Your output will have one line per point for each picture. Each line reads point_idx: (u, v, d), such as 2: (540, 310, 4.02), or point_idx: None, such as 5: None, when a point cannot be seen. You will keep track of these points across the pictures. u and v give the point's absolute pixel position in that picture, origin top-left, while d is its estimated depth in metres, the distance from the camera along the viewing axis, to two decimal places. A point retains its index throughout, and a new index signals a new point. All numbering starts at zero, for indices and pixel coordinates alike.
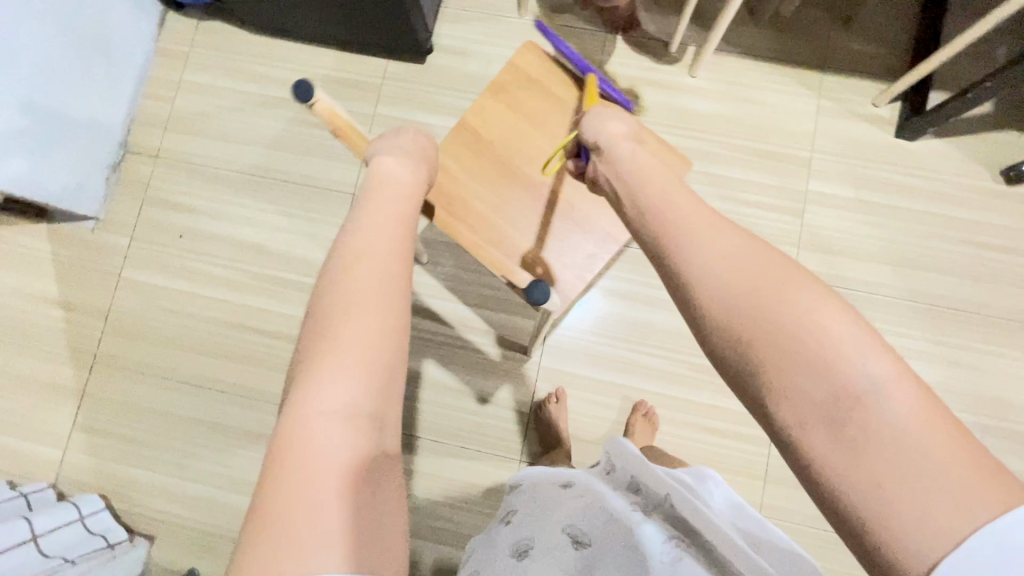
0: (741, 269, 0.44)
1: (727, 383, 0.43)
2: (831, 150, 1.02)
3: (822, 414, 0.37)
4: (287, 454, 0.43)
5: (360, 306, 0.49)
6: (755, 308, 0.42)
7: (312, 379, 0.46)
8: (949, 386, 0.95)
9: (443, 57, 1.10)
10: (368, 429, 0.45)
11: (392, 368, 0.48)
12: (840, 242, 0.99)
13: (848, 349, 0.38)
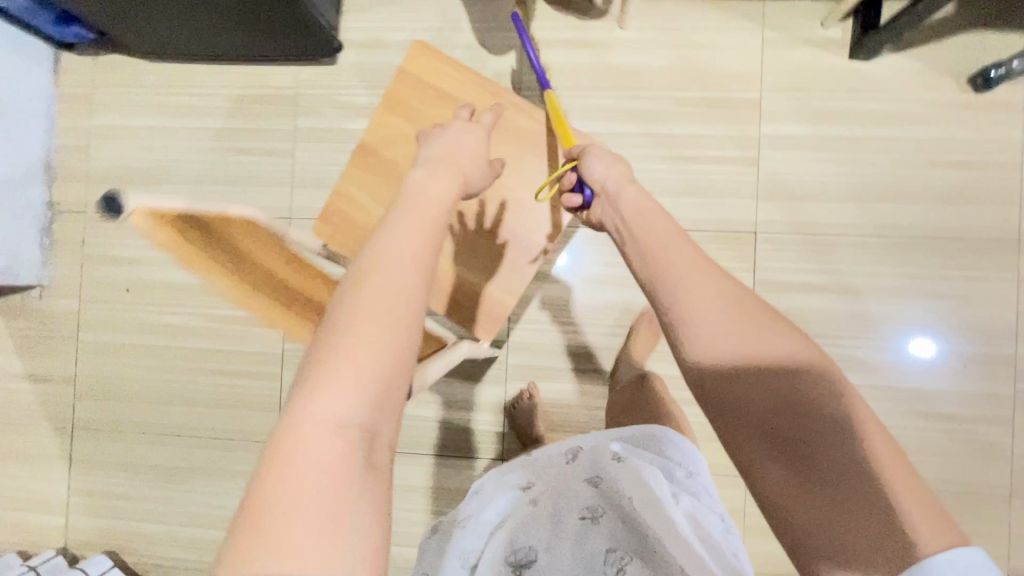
0: (747, 320, 0.44)
1: (708, 412, 0.45)
2: (781, 86, 0.94)
3: (792, 448, 0.41)
4: (282, 451, 0.38)
5: (372, 302, 0.42)
6: (757, 359, 0.43)
7: (309, 381, 0.40)
8: (925, 319, 0.92)
9: (354, 53, 1.02)
10: (359, 442, 0.39)
11: (399, 377, 0.41)
12: (800, 186, 0.94)
13: (822, 391, 0.42)
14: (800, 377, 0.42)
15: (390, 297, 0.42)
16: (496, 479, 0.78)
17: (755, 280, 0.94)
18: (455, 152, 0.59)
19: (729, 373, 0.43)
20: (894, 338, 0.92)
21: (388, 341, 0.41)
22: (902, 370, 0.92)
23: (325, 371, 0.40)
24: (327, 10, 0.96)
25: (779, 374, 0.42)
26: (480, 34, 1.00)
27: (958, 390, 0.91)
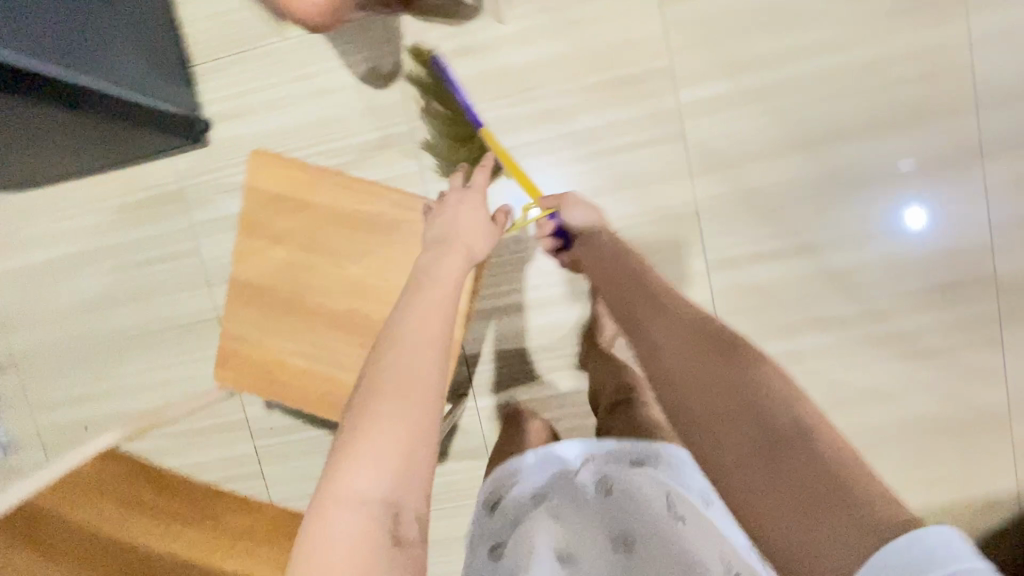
0: (691, 322, 0.56)
1: (678, 415, 0.52)
2: (688, 44, 0.84)
3: (754, 441, 0.47)
4: (313, 526, 0.44)
5: (397, 388, 0.48)
6: (699, 353, 0.53)
7: (346, 461, 0.45)
8: (887, 256, 0.87)
9: (224, 127, 0.92)
10: (382, 515, 0.44)
11: (420, 457, 0.46)
12: (731, 150, 0.86)
13: (775, 392, 0.49)
14: (759, 382, 0.50)
15: (415, 385, 0.48)
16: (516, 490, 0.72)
17: (710, 262, 0.89)
18: (461, 222, 0.61)
19: (680, 365, 0.53)
20: (865, 285, 0.88)
21: (413, 425, 0.47)
22: (880, 314, 0.88)
23: (358, 452, 0.45)
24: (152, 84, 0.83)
25: (726, 360, 0.52)
26: (353, 69, 0.89)
27: (940, 320, 0.87)
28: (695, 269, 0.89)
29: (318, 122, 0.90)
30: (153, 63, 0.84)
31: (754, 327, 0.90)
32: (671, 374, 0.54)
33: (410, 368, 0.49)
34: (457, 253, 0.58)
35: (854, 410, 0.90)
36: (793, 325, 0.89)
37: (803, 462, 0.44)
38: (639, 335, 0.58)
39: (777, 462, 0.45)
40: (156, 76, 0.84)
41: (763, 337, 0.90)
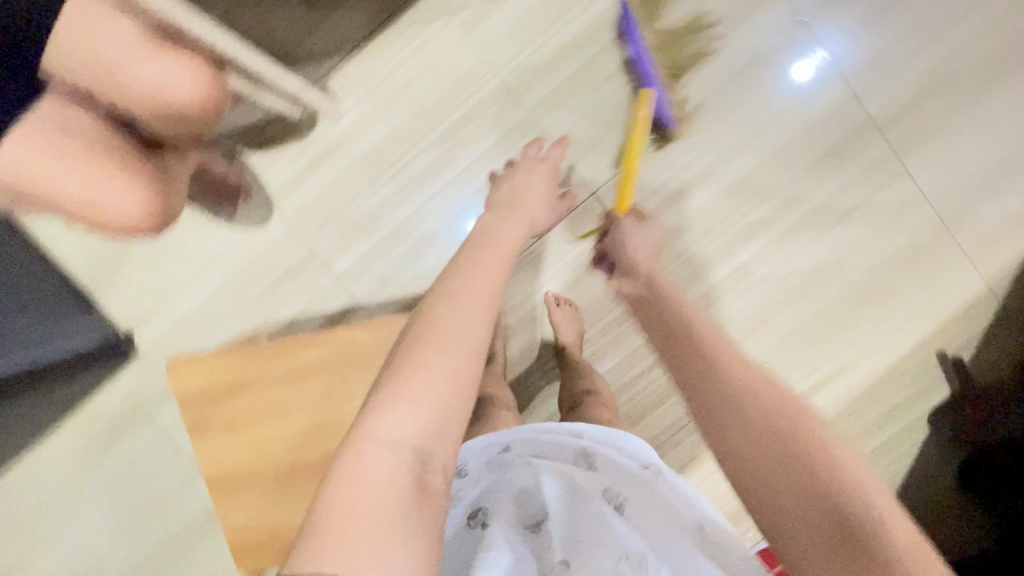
0: (767, 391, 0.47)
1: (744, 492, 0.44)
2: (511, 55, 0.88)
3: (835, 532, 0.39)
4: (344, 464, 0.41)
5: (443, 346, 0.45)
6: (778, 430, 0.44)
7: (383, 402, 0.43)
8: (776, 144, 0.91)
9: (144, 331, 0.93)
10: (411, 463, 0.42)
11: (459, 412, 0.44)
12: (596, 125, 0.90)
13: (859, 477, 0.42)
14: (836, 461, 0.43)
15: (463, 340, 0.46)
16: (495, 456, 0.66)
17: None
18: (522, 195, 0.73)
19: (759, 440, 0.44)
20: (770, 178, 0.91)
21: (455, 380, 0.44)
22: (796, 199, 0.92)
23: (396, 397, 0.43)
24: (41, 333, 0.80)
25: (809, 440, 0.44)
26: (232, 223, 0.91)
27: (848, 178, 0.91)
28: None
29: (226, 285, 0.92)
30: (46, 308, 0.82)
31: (696, 264, 0.93)
32: (739, 445, 0.45)
33: (461, 326, 0.47)
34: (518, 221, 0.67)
35: (819, 291, 0.94)
36: (727, 246, 0.93)
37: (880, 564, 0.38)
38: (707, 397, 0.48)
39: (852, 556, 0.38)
40: (52, 321, 0.82)
41: (709, 269, 0.93)
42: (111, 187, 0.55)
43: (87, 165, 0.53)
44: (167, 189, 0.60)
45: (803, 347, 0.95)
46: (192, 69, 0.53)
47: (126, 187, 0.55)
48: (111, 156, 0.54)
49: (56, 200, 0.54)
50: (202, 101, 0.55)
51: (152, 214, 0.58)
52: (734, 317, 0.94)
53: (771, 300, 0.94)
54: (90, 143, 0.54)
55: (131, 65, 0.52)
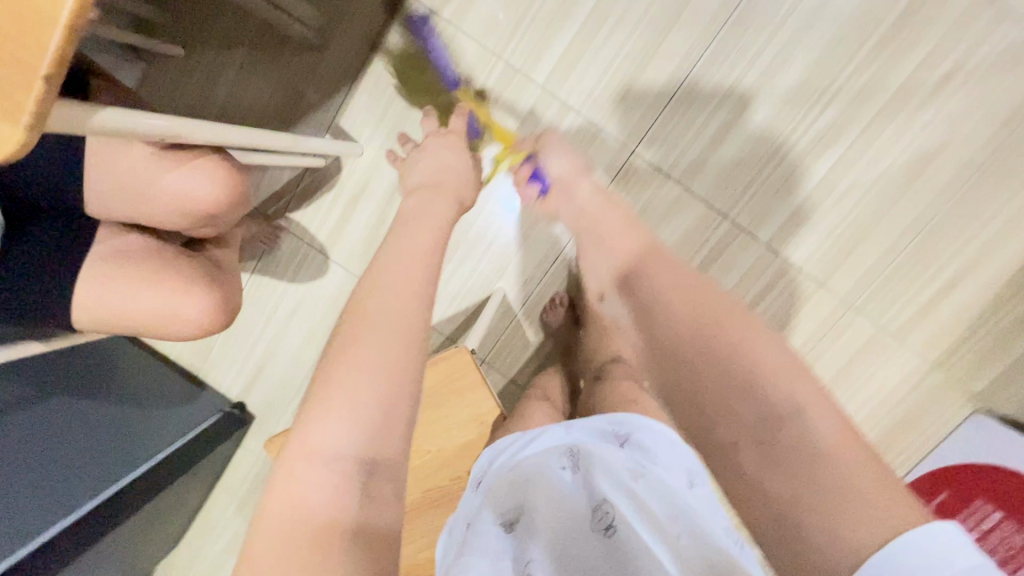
0: (693, 305, 0.52)
1: (678, 388, 0.51)
2: (507, 34, 0.82)
3: (752, 434, 0.45)
4: (284, 475, 0.43)
5: (377, 345, 0.48)
6: (708, 343, 0.49)
7: (315, 411, 0.45)
8: (832, 32, 0.77)
9: (254, 396, 1.01)
10: (354, 469, 0.43)
11: (400, 411, 0.46)
12: (616, 79, 0.82)
13: (780, 375, 0.45)
14: (761, 360, 0.47)
15: (397, 334, 0.49)
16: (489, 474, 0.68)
17: (680, 180, 0.85)
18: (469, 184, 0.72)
19: (693, 352, 0.50)
20: (832, 75, 0.78)
21: (394, 376, 0.47)
22: (869, 90, 0.78)
23: (333, 404, 0.45)
24: (167, 430, 0.94)
25: (738, 349, 0.48)
26: (294, 282, 0.95)
27: (936, 43, 0.75)
28: (673, 195, 0.85)
29: (306, 341, 0.97)
30: (166, 404, 0.95)
31: (767, 195, 0.83)
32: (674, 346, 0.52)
33: (392, 319, 0.50)
34: (445, 202, 0.68)
35: (922, 186, 0.80)
36: (798, 165, 0.82)
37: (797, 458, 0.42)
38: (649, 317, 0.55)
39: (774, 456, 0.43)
40: (172, 417, 0.95)
41: (782, 197, 0.83)
42: (177, 297, 0.58)
43: (151, 287, 0.57)
44: (221, 282, 0.62)
45: (915, 253, 0.83)
46: (208, 171, 0.54)
47: (189, 293, 0.58)
48: (165, 269, 0.58)
49: (135, 323, 0.58)
50: (222, 198, 0.55)
51: (219, 308, 0.61)
52: (824, 241, 0.84)
53: (863, 211, 0.82)
54: (147, 265, 0.57)
55: (150, 185, 0.54)
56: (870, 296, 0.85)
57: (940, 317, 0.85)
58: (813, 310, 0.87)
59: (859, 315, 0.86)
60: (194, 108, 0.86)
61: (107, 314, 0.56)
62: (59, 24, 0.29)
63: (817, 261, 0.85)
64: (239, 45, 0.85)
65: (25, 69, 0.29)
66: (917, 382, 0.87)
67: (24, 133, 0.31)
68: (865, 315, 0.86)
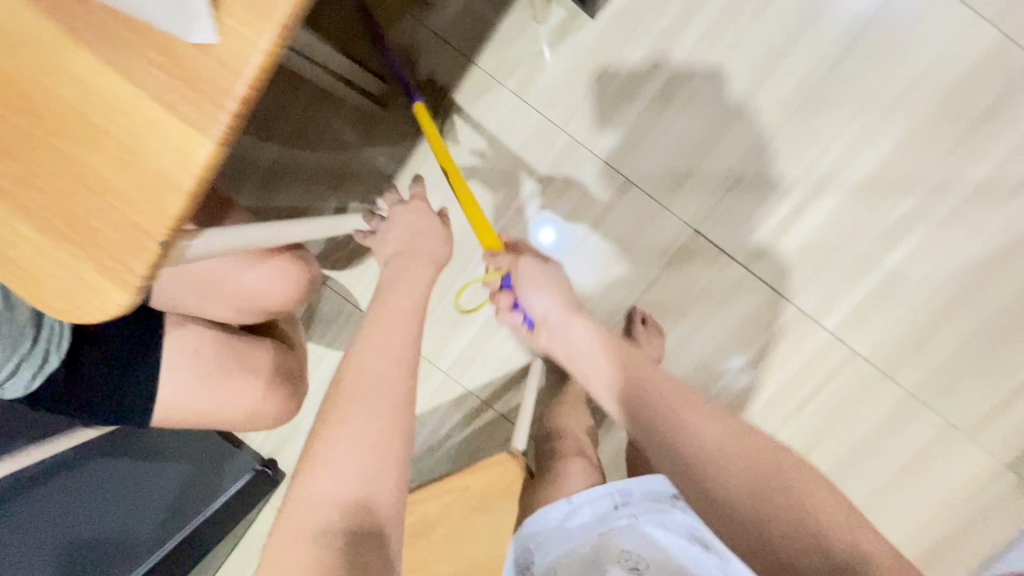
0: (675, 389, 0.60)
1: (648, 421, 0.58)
2: (573, 108, 0.81)
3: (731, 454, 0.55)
4: (281, 527, 0.44)
5: (364, 394, 0.50)
6: (745, 465, 0.54)
7: (301, 485, 0.46)
8: (909, 124, 0.75)
9: (289, 452, 0.99)
10: (343, 518, 0.44)
11: (392, 456, 0.48)
12: (682, 157, 0.80)
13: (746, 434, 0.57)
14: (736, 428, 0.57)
15: (380, 399, 0.50)
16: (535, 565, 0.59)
17: (744, 263, 0.82)
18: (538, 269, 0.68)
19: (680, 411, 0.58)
20: (907, 166, 0.76)
21: (380, 443, 0.48)
22: (947, 183, 0.76)
23: (322, 457, 0.47)
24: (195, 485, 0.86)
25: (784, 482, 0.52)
26: (334, 345, 0.93)
27: (1016, 142, 0.73)
28: (735, 278, 0.82)
29: None
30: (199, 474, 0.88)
31: (831, 285, 0.81)
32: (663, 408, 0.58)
33: (377, 364, 0.53)
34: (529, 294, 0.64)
35: (1001, 284, 0.77)
36: (870, 254, 0.79)
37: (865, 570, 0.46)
38: (671, 439, 0.56)
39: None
40: (201, 486, 0.87)
41: (847, 286, 0.80)
42: (246, 397, 0.57)
43: (222, 388, 0.55)
44: (288, 372, 0.61)
45: (991, 350, 0.79)
46: (285, 271, 0.55)
47: (259, 392, 0.57)
48: (240, 364, 0.57)
49: (202, 423, 0.56)
50: (294, 294, 0.56)
51: (284, 403, 0.60)
52: (891, 333, 0.81)
53: (935, 305, 0.79)
54: (222, 360, 0.55)
55: (224, 284, 0.53)
56: (940, 392, 0.81)
57: (1011, 420, 0.81)
58: (878, 402, 0.83)
59: (928, 410, 0.82)
60: (249, 164, 0.85)
61: (179, 411, 0.54)
62: (183, 190, 0.26)
63: (886, 351, 0.81)
64: (295, 109, 0.83)
65: (143, 233, 0.27)
66: (986, 484, 0.83)
67: (132, 297, 0.28)
68: (933, 411, 0.82)
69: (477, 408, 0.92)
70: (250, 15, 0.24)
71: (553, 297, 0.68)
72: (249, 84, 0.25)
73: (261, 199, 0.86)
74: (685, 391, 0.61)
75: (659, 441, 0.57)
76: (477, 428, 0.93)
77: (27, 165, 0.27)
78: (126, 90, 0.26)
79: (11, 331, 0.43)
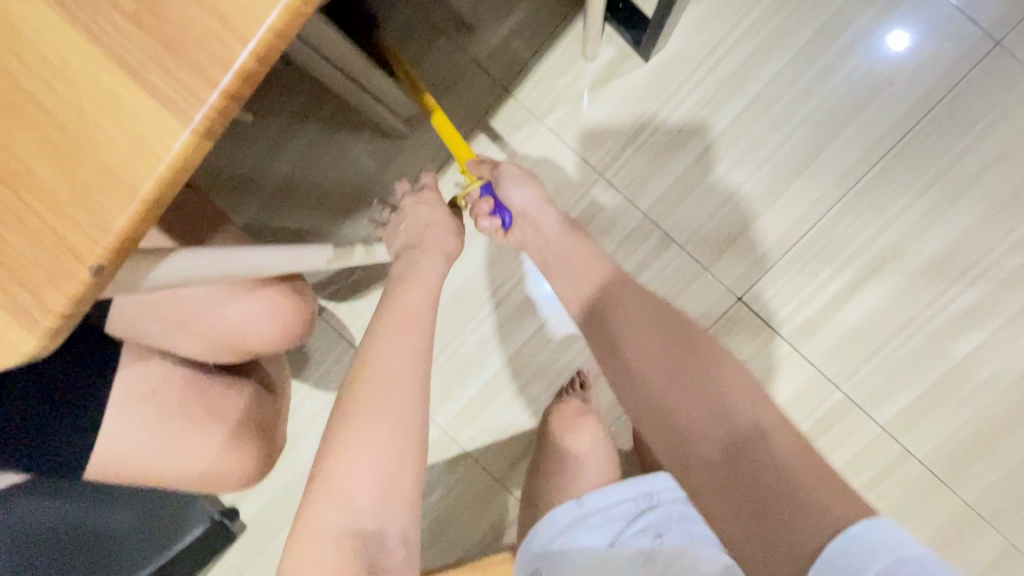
0: (654, 316, 0.52)
1: (602, 351, 0.52)
2: (615, 152, 0.74)
3: (686, 397, 0.47)
4: (293, 546, 0.41)
5: (377, 399, 0.44)
6: (677, 373, 0.48)
7: (321, 488, 0.43)
8: (982, 206, 0.69)
9: (258, 498, 0.88)
10: (362, 543, 0.41)
11: (408, 472, 0.44)
12: (732, 214, 0.73)
13: (722, 375, 0.48)
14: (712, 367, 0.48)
15: (394, 401, 0.45)
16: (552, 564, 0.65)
17: (791, 339, 0.73)
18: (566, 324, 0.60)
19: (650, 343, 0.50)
20: (980, 250, 0.69)
21: (395, 446, 0.44)
22: (1022, 275, 0.69)
23: (336, 477, 0.42)
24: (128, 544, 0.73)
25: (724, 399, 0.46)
26: (321, 385, 0.83)
27: None
28: (779, 355, 0.74)
29: None
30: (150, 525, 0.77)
31: (886, 373, 0.72)
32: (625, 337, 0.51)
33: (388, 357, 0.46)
34: None
35: None
36: (933, 343, 0.71)
37: (789, 505, 0.40)
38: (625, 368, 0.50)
39: (750, 499, 0.42)
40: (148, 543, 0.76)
41: (906, 375, 0.72)
42: (210, 453, 0.46)
43: (184, 438, 0.45)
44: (267, 422, 0.51)
45: None
46: (273, 303, 0.46)
47: (225, 448, 0.47)
48: (209, 412, 0.47)
49: (155, 479, 0.46)
50: (281, 331, 0.47)
51: (257, 462, 0.50)
52: (952, 434, 0.72)
53: (1005, 408, 0.70)
54: (188, 404, 0.46)
55: (203, 317, 0.44)
56: (1007, 507, 0.71)
57: None
58: (934, 513, 0.73)
59: (991, 527, 0.72)
60: (255, 178, 0.78)
61: (126, 463, 0.44)
62: (139, 197, 0.18)
63: (947, 454, 0.72)
64: (312, 123, 0.77)
65: (68, 251, 0.18)
66: None
67: (39, 344, 0.19)
68: (996, 529, 0.72)
69: (475, 472, 0.82)
70: None
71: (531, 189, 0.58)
72: (256, 52, 0.17)
73: (263, 215, 0.78)
74: (665, 315, 0.52)
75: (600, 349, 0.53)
76: (474, 494, 0.82)
77: None
78: (80, 44, 0.18)
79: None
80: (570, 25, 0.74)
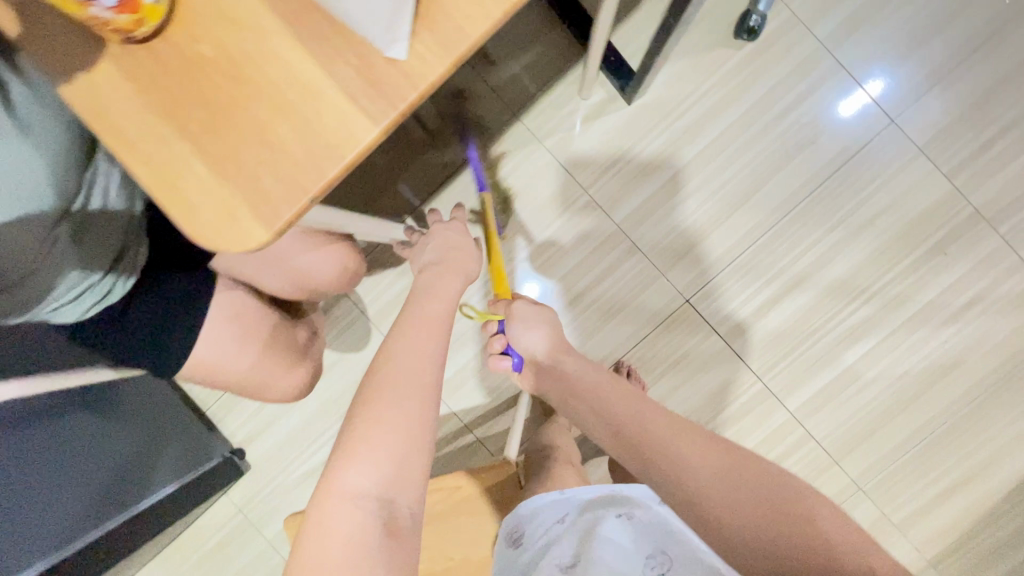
0: (687, 427, 0.58)
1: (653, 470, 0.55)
2: (598, 174, 0.92)
3: (748, 504, 0.49)
4: (312, 515, 0.46)
5: (398, 388, 0.52)
6: (733, 481, 0.51)
7: (342, 460, 0.48)
8: (875, 243, 0.89)
9: (264, 442, 1.00)
10: (375, 507, 0.46)
11: (421, 448, 0.50)
12: (687, 232, 0.91)
13: (772, 476, 0.52)
14: (759, 470, 0.52)
15: (412, 389, 0.53)
16: (532, 531, 0.67)
17: (724, 337, 0.91)
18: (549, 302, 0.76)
19: (696, 455, 0.54)
20: (872, 278, 0.89)
21: (412, 424, 0.50)
22: (902, 299, 0.88)
23: (357, 449, 0.48)
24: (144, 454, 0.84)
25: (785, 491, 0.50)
26: (332, 346, 0.97)
27: (960, 275, 0.87)
28: (715, 349, 0.92)
29: (329, 402, 0.98)
30: (142, 462, 0.84)
31: (796, 370, 0.91)
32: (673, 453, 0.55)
33: (408, 360, 0.55)
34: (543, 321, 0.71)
35: (937, 393, 0.88)
36: (834, 348, 0.90)
37: None
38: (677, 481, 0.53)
39: None
40: (151, 472, 0.86)
41: (812, 372, 0.90)
42: (271, 367, 0.61)
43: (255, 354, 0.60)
44: (309, 350, 0.66)
45: (927, 452, 0.89)
46: (339, 257, 0.61)
47: (283, 364, 0.62)
48: (273, 337, 0.62)
49: (229, 384, 0.60)
50: (341, 279, 0.62)
51: (302, 379, 0.65)
52: (844, 421, 0.90)
53: (885, 403, 0.89)
54: (257, 329, 0.60)
55: (282, 260, 0.58)
56: (882, 483, 0.90)
57: (938, 518, 0.89)
58: (826, 484, 0.91)
59: (868, 498, 0.90)
60: None
61: (201, 367, 0.57)
62: (345, 159, 0.33)
63: (838, 438, 0.90)
64: None
65: (299, 187, 0.33)
66: None
67: (271, 237, 0.34)
68: (871, 501, 0.90)
69: (458, 430, 0.96)
70: (436, 45, 0.32)
71: (542, 333, 0.70)
72: (421, 94, 0.33)
73: None
74: (698, 429, 0.58)
75: (647, 467, 0.55)
76: (456, 449, 0.96)
77: (217, 114, 0.34)
78: (321, 80, 0.33)
79: (100, 234, 0.49)
80: (571, 69, 0.91)
